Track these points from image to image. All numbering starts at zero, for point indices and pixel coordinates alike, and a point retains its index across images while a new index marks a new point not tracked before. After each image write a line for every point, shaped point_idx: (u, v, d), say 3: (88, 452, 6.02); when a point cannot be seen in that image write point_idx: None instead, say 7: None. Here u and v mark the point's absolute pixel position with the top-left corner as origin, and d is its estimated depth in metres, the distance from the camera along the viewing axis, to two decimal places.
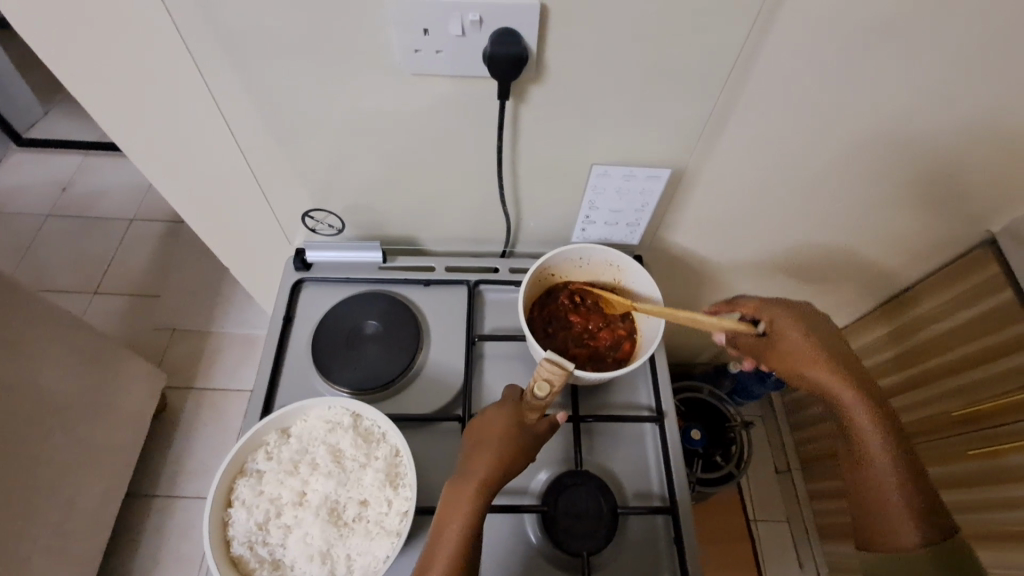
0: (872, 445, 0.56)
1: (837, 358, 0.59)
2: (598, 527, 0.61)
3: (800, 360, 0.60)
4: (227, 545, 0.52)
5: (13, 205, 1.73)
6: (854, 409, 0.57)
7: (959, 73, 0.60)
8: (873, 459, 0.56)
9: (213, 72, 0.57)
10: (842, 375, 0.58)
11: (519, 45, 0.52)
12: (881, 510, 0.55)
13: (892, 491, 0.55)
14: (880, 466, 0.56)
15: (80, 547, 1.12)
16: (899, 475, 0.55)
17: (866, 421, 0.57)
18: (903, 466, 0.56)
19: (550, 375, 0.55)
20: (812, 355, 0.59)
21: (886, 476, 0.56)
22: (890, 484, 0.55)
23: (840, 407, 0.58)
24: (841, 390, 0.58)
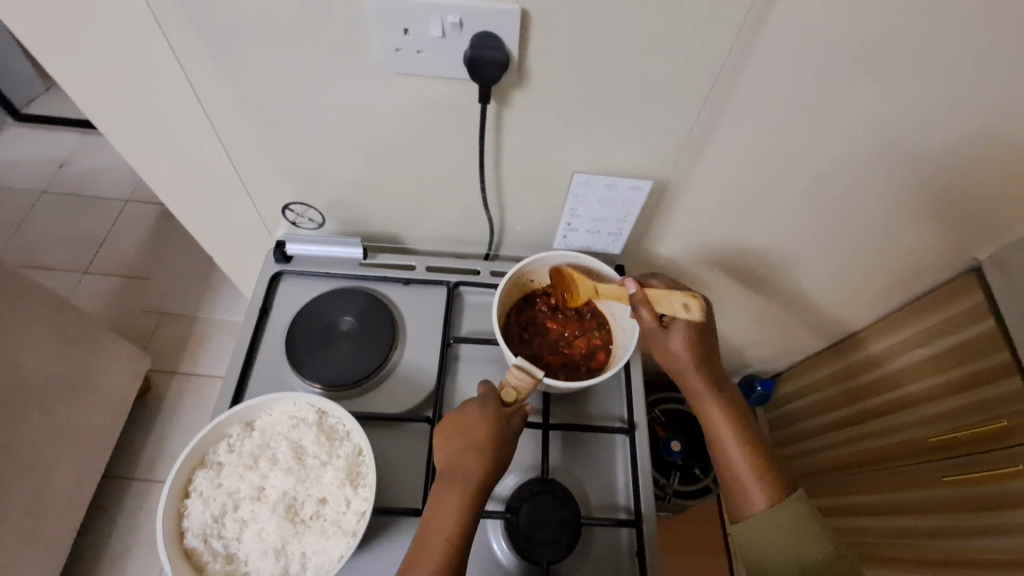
0: (717, 419, 0.63)
1: (690, 339, 0.64)
2: (561, 538, 0.60)
3: (666, 346, 0.64)
4: (182, 537, 0.53)
5: (8, 180, 1.73)
6: (700, 389, 0.64)
7: (943, 99, 0.60)
8: (721, 434, 0.62)
9: (192, 61, 0.57)
10: (693, 357, 0.64)
11: (500, 49, 0.52)
12: (735, 479, 0.60)
13: (738, 457, 0.60)
14: (726, 437, 0.62)
15: (54, 526, 1.12)
16: (741, 441, 0.61)
17: (711, 397, 0.64)
18: (746, 436, 0.62)
19: (518, 383, 0.59)
20: (675, 335, 0.64)
21: (730, 444, 0.61)
22: (733, 450, 0.61)
23: (697, 396, 0.64)
24: (691, 372, 0.64)
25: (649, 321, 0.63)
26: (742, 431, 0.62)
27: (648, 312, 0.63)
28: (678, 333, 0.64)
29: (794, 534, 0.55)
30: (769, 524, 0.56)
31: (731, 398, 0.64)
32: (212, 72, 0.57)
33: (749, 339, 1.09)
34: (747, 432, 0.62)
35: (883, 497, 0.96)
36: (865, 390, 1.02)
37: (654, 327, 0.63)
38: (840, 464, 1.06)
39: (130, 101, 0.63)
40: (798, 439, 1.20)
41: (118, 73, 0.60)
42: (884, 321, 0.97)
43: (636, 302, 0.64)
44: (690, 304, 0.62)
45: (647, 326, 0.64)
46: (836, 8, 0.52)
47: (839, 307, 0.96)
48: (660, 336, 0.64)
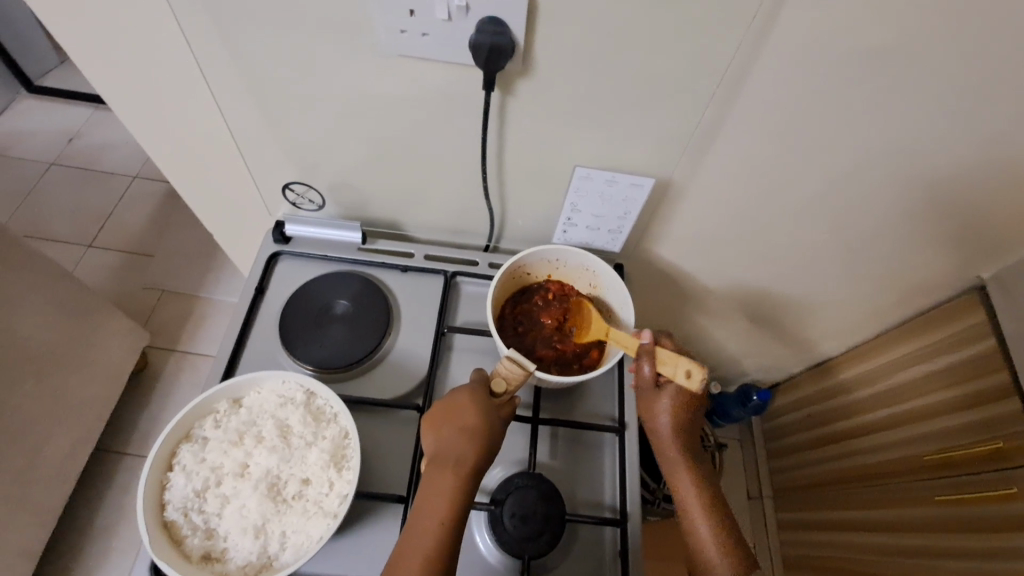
0: (689, 491, 0.62)
1: (679, 405, 0.63)
2: (543, 533, 0.59)
3: (651, 409, 0.64)
4: (162, 509, 0.52)
5: (19, 150, 1.74)
6: (675, 458, 0.63)
7: (957, 110, 0.59)
8: (691, 507, 0.61)
9: (196, 34, 0.56)
10: (674, 426, 0.63)
11: (505, 36, 0.51)
12: (702, 556, 0.59)
13: (707, 534, 0.59)
14: (695, 511, 0.61)
15: (44, 495, 1.13)
16: (710, 517, 0.60)
17: (684, 467, 0.63)
18: (718, 512, 0.60)
19: (509, 373, 0.57)
20: (664, 399, 0.63)
21: (699, 518, 0.60)
22: (702, 526, 0.60)
23: (671, 464, 0.63)
24: (668, 440, 0.63)
25: (648, 376, 0.62)
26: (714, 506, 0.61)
27: (648, 368, 0.61)
28: (665, 398, 0.63)
29: None
30: None
31: (704, 470, 0.63)
32: (216, 46, 0.57)
33: (747, 347, 1.08)
34: (718, 508, 0.61)
35: (871, 515, 0.95)
36: (861, 405, 1.01)
37: (647, 384, 0.62)
38: (833, 478, 1.06)
39: (133, 72, 0.63)
40: (793, 451, 1.19)
41: (123, 43, 0.59)
42: (881, 337, 0.96)
43: (642, 355, 0.61)
44: (692, 373, 0.56)
45: (644, 379, 0.62)
46: (848, 9, 0.51)
47: (841, 319, 0.95)
48: (648, 395, 0.63)
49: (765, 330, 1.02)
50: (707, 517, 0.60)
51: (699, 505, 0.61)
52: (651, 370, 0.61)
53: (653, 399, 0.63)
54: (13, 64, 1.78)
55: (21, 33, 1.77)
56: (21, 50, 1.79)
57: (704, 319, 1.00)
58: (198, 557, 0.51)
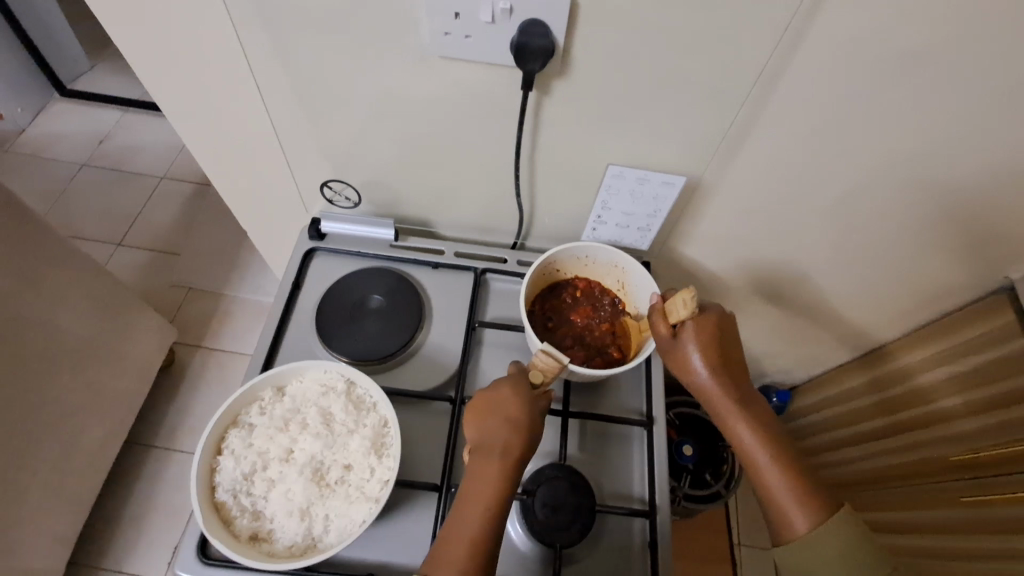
0: (742, 435, 0.61)
1: (705, 346, 0.63)
2: (575, 522, 0.61)
3: (682, 359, 0.64)
4: (212, 491, 0.55)
5: (52, 151, 1.80)
6: (723, 403, 0.62)
7: (991, 111, 0.59)
8: (748, 447, 0.60)
9: (247, 37, 0.59)
10: (709, 369, 0.63)
11: (547, 37, 0.53)
12: (771, 493, 0.57)
13: (770, 470, 0.58)
14: (754, 451, 0.59)
15: (79, 485, 1.16)
16: (771, 454, 0.59)
17: (732, 406, 0.62)
18: (780, 451, 0.59)
19: (544, 365, 0.60)
20: (689, 344, 0.63)
21: (757, 452, 0.59)
22: (766, 465, 0.58)
23: (720, 411, 0.62)
24: (707, 384, 0.63)
25: (663, 333, 0.65)
26: (770, 441, 0.60)
27: (662, 324, 0.64)
28: (689, 342, 0.63)
29: (841, 550, 0.53)
30: (817, 539, 0.54)
31: (754, 407, 0.62)
32: (266, 48, 0.59)
33: (768, 347, 1.09)
34: (777, 443, 0.59)
35: (896, 515, 0.95)
36: (885, 406, 1.00)
37: (665, 338, 0.64)
38: (855, 480, 1.05)
39: (186, 75, 0.66)
40: (812, 453, 1.19)
41: (177, 45, 0.62)
42: (905, 338, 0.95)
43: (653, 316, 0.66)
44: (687, 301, 0.62)
45: (660, 335, 0.65)
46: (884, 11, 0.52)
47: (865, 322, 0.95)
48: (673, 348, 0.64)
49: (788, 331, 1.02)
50: (767, 454, 0.59)
51: (759, 446, 0.59)
52: (664, 325, 0.64)
53: (680, 346, 0.64)
54: (46, 68, 1.84)
55: (57, 40, 1.83)
56: (56, 56, 1.85)
57: None
58: (246, 537, 0.54)
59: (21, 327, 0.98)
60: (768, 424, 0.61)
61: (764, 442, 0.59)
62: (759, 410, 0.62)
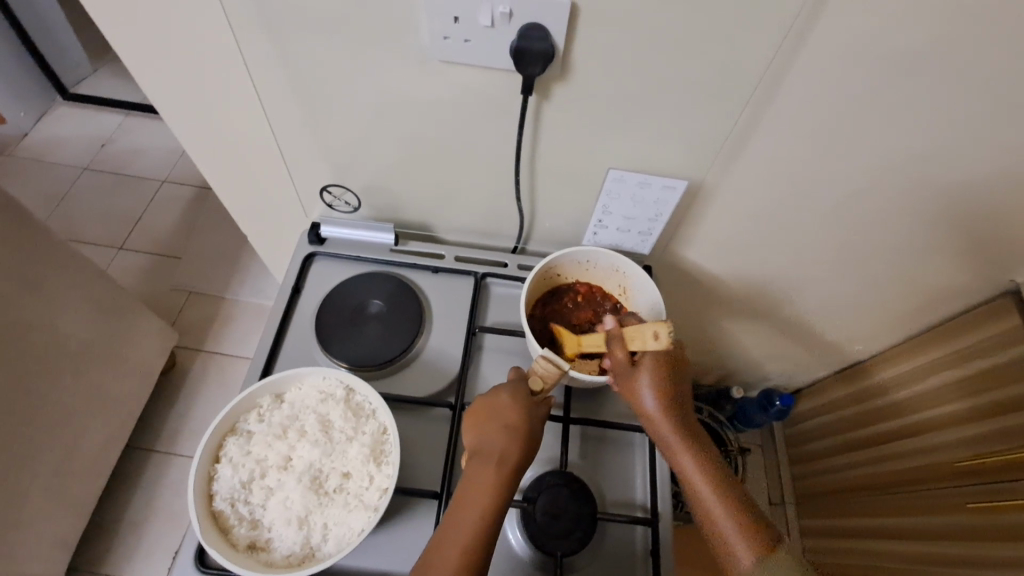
0: (690, 467, 0.59)
1: (658, 378, 0.61)
2: (575, 530, 0.60)
3: (632, 389, 0.61)
4: (210, 499, 0.55)
5: (54, 155, 1.80)
6: (668, 433, 0.61)
7: (997, 114, 0.58)
8: (695, 481, 0.59)
9: (246, 42, 0.58)
10: (660, 402, 0.61)
11: (547, 40, 0.53)
12: (715, 529, 0.56)
13: (716, 506, 0.57)
14: (700, 486, 0.58)
15: (79, 489, 1.16)
16: (716, 487, 0.58)
17: (677, 438, 0.61)
18: (723, 483, 0.58)
19: (544, 372, 0.60)
20: (642, 376, 0.61)
21: (702, 485, 0.58)
22: (710, 498, 0.57)
23: (665, 441, 0.61)
24: (658, 418, 0.61)
25: (622, 359, 0.61)
26: (717, 476, 0.59)
27: (620, 350, 0.61)
28: (642, 373, 0.61)
29: None
30: (760, 573, 0.52)
31: (701, 441, 0.61)
32: (265, 52, 0.59)
33: (771, 351, 1.08)
34: (721, 474, 0.59)
35: (897, 522, 0.94)
36: (889, 411, 0.99)
37: (622, 366, 0.62)
38: (859, 485, 1.04)
39: (185, 80, 0.66)
40: (816, 457, 1.18)
41: (176, 50, 0.62)
42: (886, 351, 0.99)
43: (613, 341, 0.62)
44: (659, 334, 0.56)
45: (618, 361, 0.62)
46: (887, 13, 0.51)
47: (869, 326, 0.94)
48: (628, 376, 0.61)
49: (791, 335, 1.02)
50: (713, 489, 0.58)
51: (704, 480, 0.58)
52: (624, 351, 0.61)
53: (634, 375, 0.61)
54: (49, 73, 1.85)
55: (59, 44, 1.83)
56: (58, 60, 1.86)
57: (728, 323, 1.00)
58: (244, 546, 0.53)
59: (21, 332, 0.98)
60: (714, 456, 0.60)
61: (710, 476, 0.59)
62: (703, 442, 0.61)
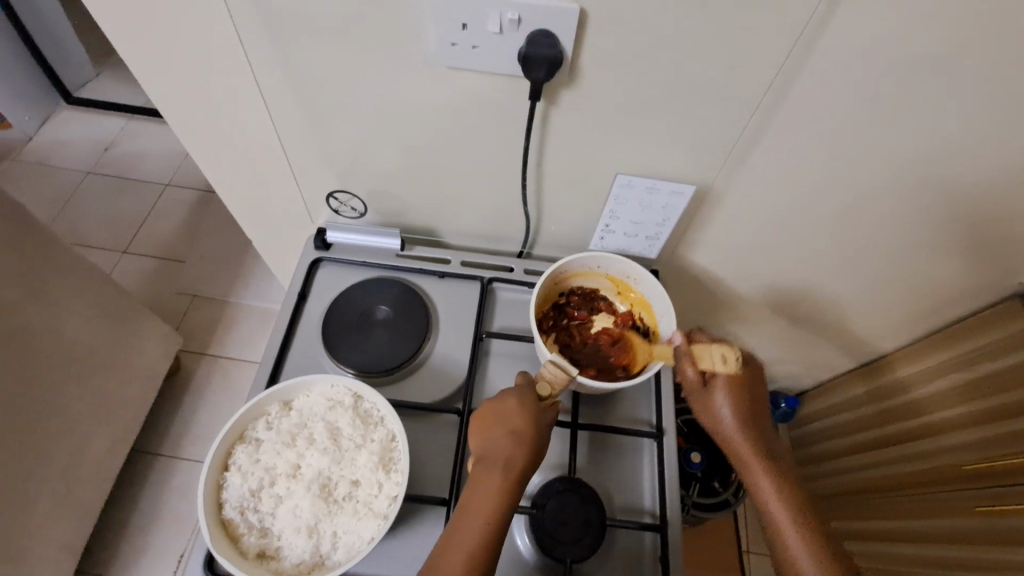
0: (761, 482, 0.60)
1: (734, 394, 0.62)
2: (584, 537, 0.60)
3: (708, 403, 0.63)
4: (219, 508, 0.55)
5: (58, 159, 1.80)
6: (743, 448, 0.62)
7: (1007, 118, 0.58)
8: (768, 501, 0.59)
9: (254, 49, 0.58)
10: (739, 421, 0.62)
11: (555, 47, 0.53)
12: (787, 550, 0.56)
13: (789, 527, 0.57)
14: (772, 505, 0.58)
15: (85, 494, 1.16)
16: (790, 506, 0.58)
17: (754, 455, 0.61)
18: (797, 505, 0.58)
19: (552, 377, 0.60)
20: (719, 394, 0.62)
21: (774, 503, 0.59)
22: (780, 515, 0.58)
23: (740, 455, 0.62)
24: (737, 436, 0.62)
25: (692, 375, 0.64)
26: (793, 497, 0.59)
27: (689, 367, 0.64)
28: (720, 391, 0.62)
29: None
30: None
31: (777, 459, 0.61)
32: (272, 59, 0.59)
33: (777, 354, 1.07)
34: (795, 496, 0.59)
35: (904, 526, 0.93)
36: (895, 414, 0.99)
37: (695, 382, 0.64)
38: (865, 488, 1.04)
39: (191, 86, 0.65)
40: (822, 459, 1.17)
41: (183, 57, 0.62)
42: (904, 350, 0.96)
43: (681, 356, 0.64)
44: (727, 358, 0.61)
45: (689, 379, 0.64)
46: (897, 18, 0.51)
47: (876, 329, 0.94)
48: (701, 391, 0.64)
49: (797, 338, 1.01)
50: (787, 510, 0.58)
51: (778, 499, 0.59)
52: (692, 369, 0.63)
53: (709, 390, 0.63)
54: (53, 77, 1.85)
55: (63, 49, 1.84)
56: (62, 64, 1.86)
57: (734, 326, 1.00)
58: (254, 554, 0.53)
59: (27, 338, 0.98)
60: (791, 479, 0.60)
61: (786, 497, 0.59)
62: (779, 463, 0.61)
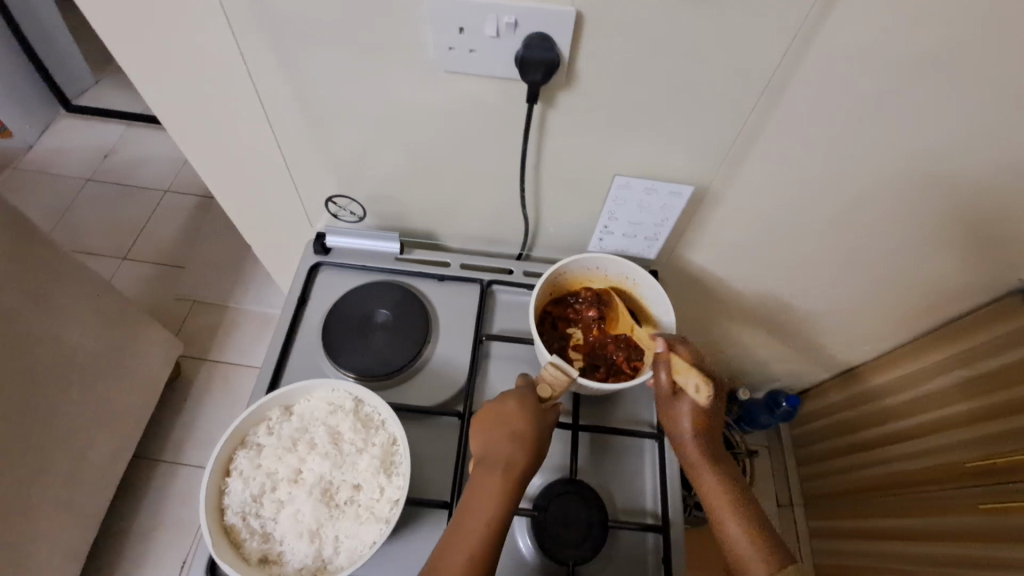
0: (714, 488, 0.60)
1: (698, 411, 0.61)
2: (586, 538, 0.60)
3: (671, 412, 0.62)
4: (221, 513, 0.55)
5: (58, 167, 1.81)
6: (695, 454, 0.61)
7: (1003, 115, 0.58)
8: (722, 515, 0.58)
9: (252, 54, 0.59)
10: (697, 435, 0.61)
11: (552, 49, 0.53)
12: (739, 559, 0.56)
13: (743, 543, 0.56)
14: (727, 519, 0.58)
15: (87, 501, 1.16)
16: (738, 511, 0.58)
17: (705, 460, 0.61)
18: (747, 509, 0.58)
19: (553, 379, 0.60)
20: (685, 406, 0.61)
21: (724, 507, 0.58)
22: (731, 518, 0.58)
23: (692, 460, 0.62)
24: (693, 450, 0.61)
25: (665, 382, 0.62)
26: (747, 514, 0.58)
27: (665, 375, 0.62)
28: (684, 404, 0.61)
29: None
30: None
31: (724, 462, 0.62)
32: (271, 64, 0.59)
33: (777, 354, 1.07)
34: (745, 500, 0.59)
35: (906, 524, 0.93)
36: (896, 412, 0.99)
37: (665, 392, 0.62)
38: (867, 486, 1.04)
39: (191, 93, 0.66)
40: (825, 458, 1.17)
41: (182, 64, 0.62)
42: (880, 358, 1.01)
43: (659, 363, 0.62)
44: (701, 388, 0.59)
45: (661, 386, 0.63)
46: (892, 18, 0.51)
47: (876, 328, 0.94)
48: (667, 400, 0.62)
49: (798, 338, 1.01)
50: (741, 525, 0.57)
51: (728, 505, 0.58)
52: (667, 378, 0.62)
53: (676, 401, 0.62)
54: (52, 85, 1.85)
55: (62, 57, 1.84)
56: (61, 72, 1.87)
57: (734, 326, 1.00)
58: (256, 559, 0.53)
59: (28, 346, 0.98)
60: (738, 484, 0.60)
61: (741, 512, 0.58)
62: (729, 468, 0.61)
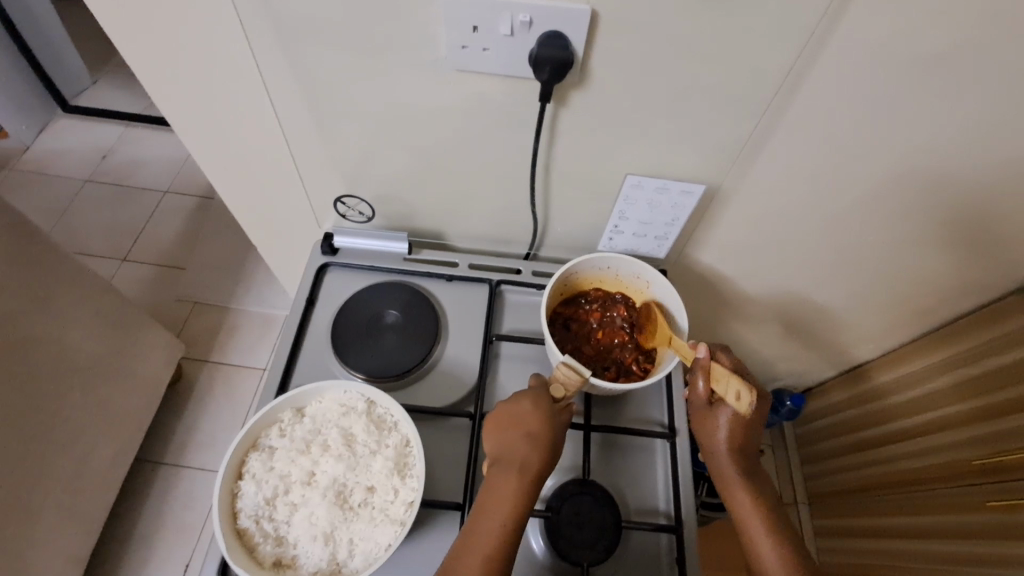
0: (746, 506, 0.59)
1: (736, 423, 0.61)
2: (600, 539, 0.60)
3: (707, 423, 0.62)
4: (234, 517, 0.55)
5: (56, 168, 1.79)
6: (728, 469, 0.61)
7: (1016, 114, 0.57)
8: (753, 534, 0.58)
9: (261, 51, 0.58)
10: (732, 447, 0.61)
11: (566, 48, 0.53)
12: None
13: (775, 565, 0.55)
14: (759, 542, 0.57)
15: (90, 504, 1.15)
16: (771, 531, 0.57)
17: (738, 476, 0.60)
18: (779, 530, 0.58)
19: (566, 380, 0.59)
20: (722, 418, 0.61)
21: (755, 526, 0.58)
22: (762, 538, 0.57)
23: (724, 475, 0.61)
24: (726, 461, 0.61)
25: (701, 392, 0.62)
26: (780, 534, 0.57)
27: (702, 384, 0.62)
28: (722, 416, 0.61)
29: None
30: None
31: (758, 479, 0.61)
32: (281, 63, 0.59)
33: (783, 353, 1.07)
34: (778, 520, 0.58)
35: (910, 521, 0.93)
36: (901, 411, 0.99)
37: (702, 401, 0.62)
38: (870, 485, 1.04)
39: (198, 92, 0.65)
40: (829, 457, 1.17)
41: (190, 64, 0.62)
42: (885, 356, 1.01)
43: (696, 370, 0.61)
44: (741, 396, 0.58)
45: (698, 396, 0.62)
46: (906, 17, 0.51)
47: (882, 327, 0.94)
48: (704, 411, 0.63)
49: (804, 338, 1.01)
50: (774, 550, 0.56)
51: (761, 524, 0.58)
52: (705, 386, 0.62)
53: (713, 413, 0.62)
54: (50, 86, 1.84)
55: (59, 56, 1.83)
56: (59, 72, 1.85)
57: (740, 325, 1.00)
58: (270, 563, 0.53)
59: (29, 349, 0.97)
60: (772, 502, 0.60)
61: (776, 539, 0.57)
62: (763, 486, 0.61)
